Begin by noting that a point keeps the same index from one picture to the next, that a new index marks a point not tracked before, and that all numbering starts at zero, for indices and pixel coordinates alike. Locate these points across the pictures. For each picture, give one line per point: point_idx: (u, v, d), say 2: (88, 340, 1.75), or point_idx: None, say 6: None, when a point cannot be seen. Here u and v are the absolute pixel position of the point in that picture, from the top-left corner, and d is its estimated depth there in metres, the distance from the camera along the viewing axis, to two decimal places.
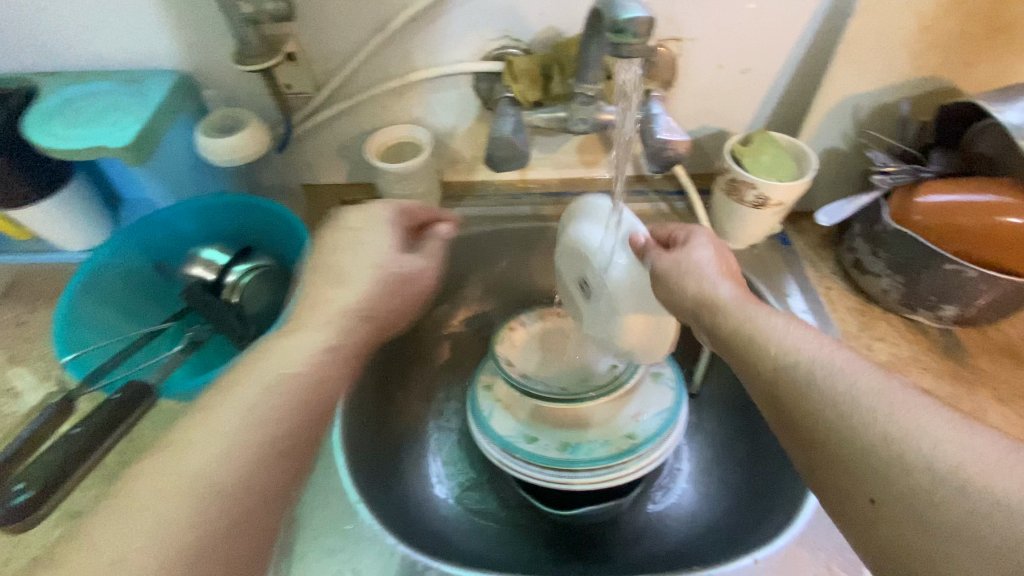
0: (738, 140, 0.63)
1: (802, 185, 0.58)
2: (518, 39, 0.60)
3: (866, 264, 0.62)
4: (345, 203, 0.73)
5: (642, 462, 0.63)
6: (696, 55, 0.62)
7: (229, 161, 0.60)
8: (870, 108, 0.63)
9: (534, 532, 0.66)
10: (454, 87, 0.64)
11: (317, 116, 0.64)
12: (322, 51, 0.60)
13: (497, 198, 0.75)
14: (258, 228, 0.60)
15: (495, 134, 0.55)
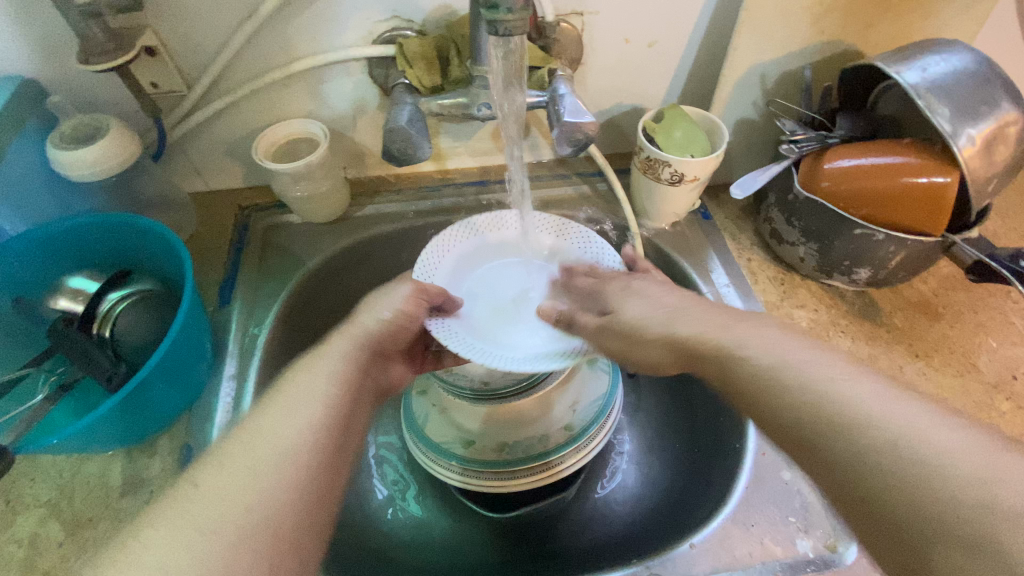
0: (651, 116, 0.61)
1: (716, 159, 0.57)
2: (409, 20, 0.55)
3: (782, 234, 0.62)
4: (242, 209, 0.66)
5: (583, 454, 0.61)
6: (600, 29, 0.59)
7: (89, 174, 0.52)
8: (777, 76, 0.62)
9: (480, 535, 0.65)
10: (347, 76, 0.59)
11: (195, 116, 0.57)
12: (187, 43, 0.53)
13: (413, 192, 0.70)
14: (131, 246, 0.53)
15: (389, 126, 0.51)
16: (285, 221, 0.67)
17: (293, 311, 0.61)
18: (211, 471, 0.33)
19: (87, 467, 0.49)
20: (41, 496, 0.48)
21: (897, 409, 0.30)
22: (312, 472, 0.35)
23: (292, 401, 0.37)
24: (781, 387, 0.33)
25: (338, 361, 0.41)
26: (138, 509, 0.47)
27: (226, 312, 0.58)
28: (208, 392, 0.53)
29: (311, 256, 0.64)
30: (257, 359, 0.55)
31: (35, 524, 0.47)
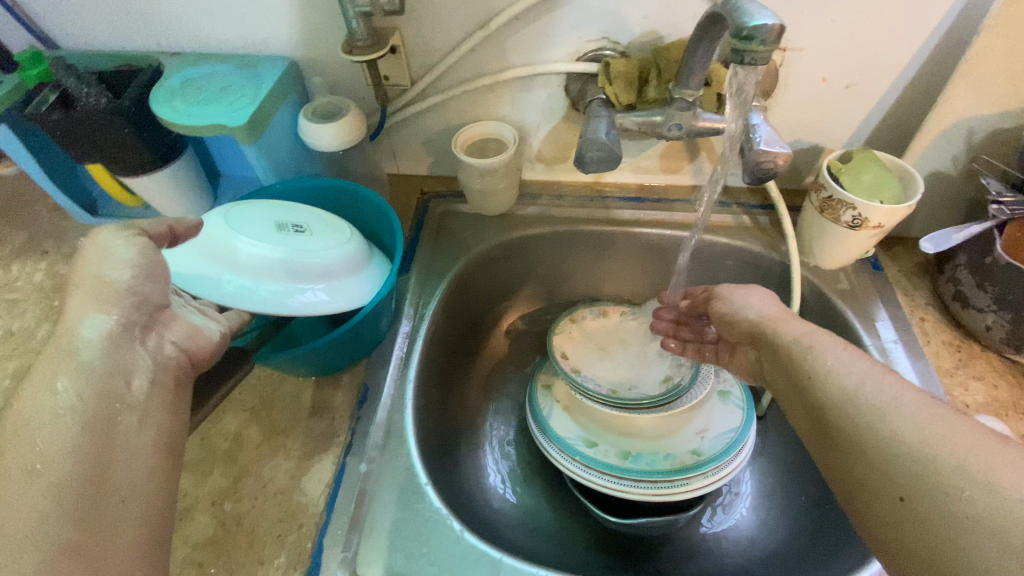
0: (837, 157, 0.60)
1: (907, 208, 0.55)
2: (615, 41, 0.59)
3: (969, 298, 0.58)
4: (424, 193, 0.75)
5: (711, 482, 0.59)
6: (799, 66, 0.60)
7: (329, 145, 0.62)
8: (986, 134, 0.59)
9: (585, 535, 0.66)
10: (545, 88, 0.65)
11: (411, 107, 0.66)
12: (422, 45, 0.62)
13: (572, 199, 0.75)
14: (349, 210, 0.63)
15: (588, 136, 0.55)
16: (459, 210, 0.74)
17: (456, 290, 0.68)
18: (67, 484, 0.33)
19: (284, 386, 0.58)
20: (246, 402, 0.57)
21: (980, 452, 0.32)
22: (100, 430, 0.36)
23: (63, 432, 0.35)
24: (866, 419, 0.37)
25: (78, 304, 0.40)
26: (321, 430, 0.55)
27: (405, 278, 0.66)
28: (386, 344, 0.60)
29: (477, 244, 0.71)
30: (427, 323, 0.62)
31: (240, 424, 0.56)
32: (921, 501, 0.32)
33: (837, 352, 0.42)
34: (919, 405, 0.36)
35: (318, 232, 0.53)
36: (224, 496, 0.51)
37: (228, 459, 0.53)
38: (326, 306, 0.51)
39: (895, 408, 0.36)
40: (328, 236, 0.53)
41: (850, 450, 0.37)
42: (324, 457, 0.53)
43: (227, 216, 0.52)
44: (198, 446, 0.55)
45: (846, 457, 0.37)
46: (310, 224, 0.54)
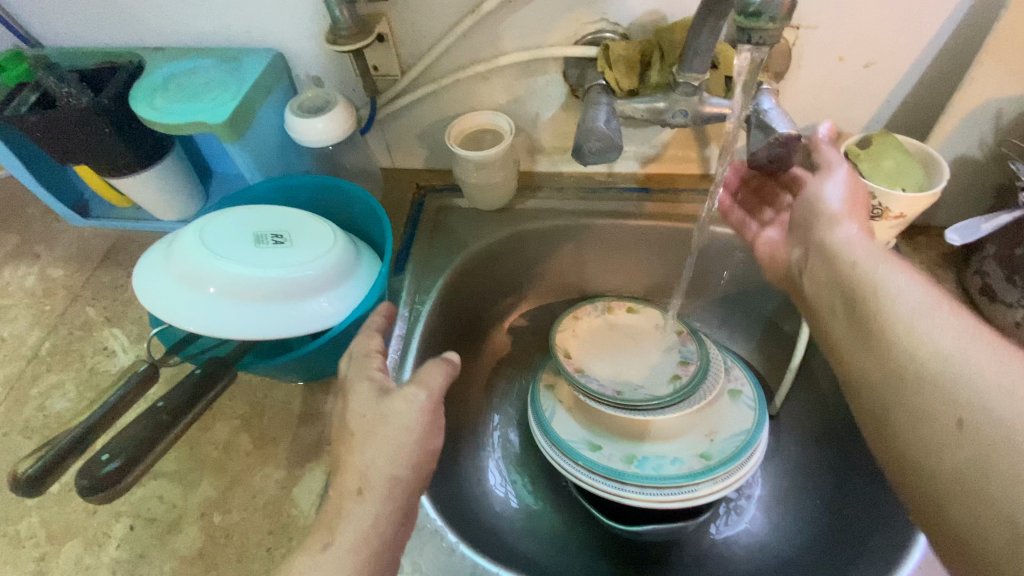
0: (855, 142, 0.56)
1: (930, 197, 0.51)
2: (616, 23, 0.56)
3: (996, 292, 0.54)
4: (420, 187, 0.72)
5: (720, 488, 0.57)
6: (813, 45, 0.55)
7: (317, 141, 0.60)
8: (1019, 114, 0.55)
9: (588, 540, 0.64)
10: (542, 75, 0.61)
11: (402, 98, 0.63)
12: (410, 34, 0.59)
13: (573, 191, 0.72)
14: (339, 208, 0.60)
15: (587, 126, 0.52)
16: (456, 204, 0.71)
17: (454, 288, 0.66)
18: None
19: (275, 392, 0.56)
20: (236, 409, 0.56)
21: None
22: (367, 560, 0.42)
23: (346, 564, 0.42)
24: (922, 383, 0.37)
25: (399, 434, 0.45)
26: (311, 439, 0.53)
27: (399, 278, 0.64)
28: None
29: (475, 240, 0.68)
30: (422, 324, 0.60)
31: (230, 432, 0.54)
32: (979, 421, 0.34)
33: (883, 267, 0.44)
34: (944, 321, 0.39)
35: (302, 242, 0.51)
36: (213, 508, 0.50)
37: (218, 469, 0.52)
38: (318, 320, 0.49)
39: (931, 334, 0.38)
40: (312, 247, 0.50)
41: (894, 352, 0.39)
42: (314, 466, 0.51)
43: (204, 231, 0.50)
44: (187, 455, 0.53)
45: (881, 332, 0.40)
46: (292, 231, 0.52)
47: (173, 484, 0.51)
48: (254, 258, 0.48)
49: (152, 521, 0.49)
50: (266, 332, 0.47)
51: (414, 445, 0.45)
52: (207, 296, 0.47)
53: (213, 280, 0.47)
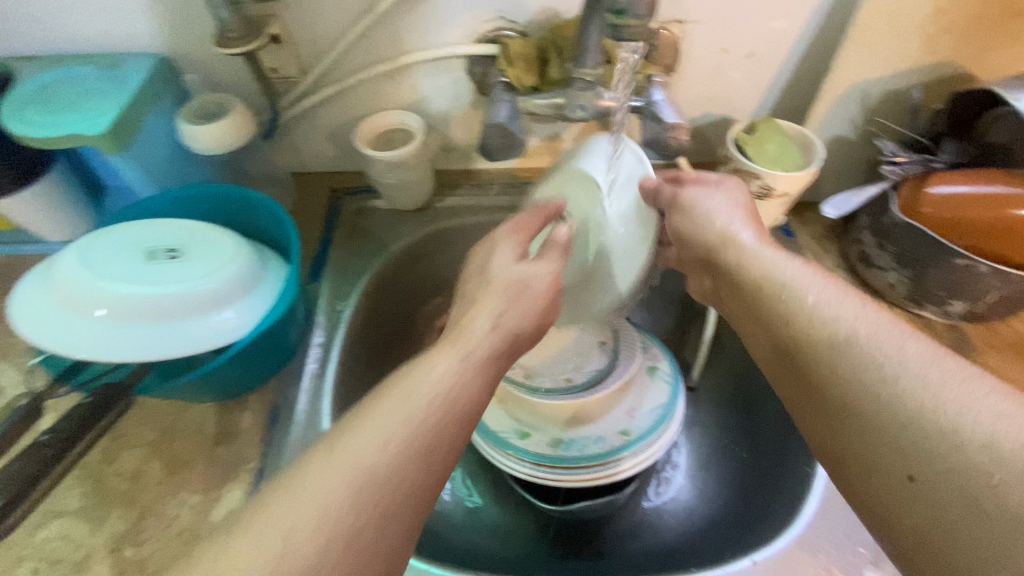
0: (743, 128, 0.60)
1: (808, 175, 0.56)
2: (513, 21, 0.57)
3: (872, 258, 0.60)
4: (335, 191, 0.70)
5: (641, 460, 0.60)
6: (699, 38, 0.59)
7: (213, 147, 0.57)
8: (880, 97, 0.60)
9: (528, 526, 0.66)
10: (447, 72, 0.61)
11: (305, 100, 0.61)
12: (307, 34, 0.57)
13: (492, 187, 0.72)
14: (242, 216, 0.58)
15: (489, 122, 0.53)
16: (373, 206, 0.70)
17: (375, 290, 0.65)
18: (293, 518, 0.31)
19: (188, 414, 0.54)
20: (146, 435, 0.53)
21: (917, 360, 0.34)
22: (372, 513, 0.33)
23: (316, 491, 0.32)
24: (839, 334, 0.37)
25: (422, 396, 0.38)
26: (229, 457, 0.51)
27: (316, 284, 0.62)
28: (296, 357, 0.57)
29: (395, 242, 0.67)
30: (342, 329, 0.59)
31: (140, 460, 0.51)
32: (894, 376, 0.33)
33: (809, 282, 0.41)
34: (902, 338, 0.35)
35: (196, 255, 0.49)
36: (123, 541, 0.47)
37: (128, 500, 0.49)
38: (219, 335, 0.47)
39: (896, 350, 0.35)
40: (209, 260, 0.49)
41: (823, 387, 0.37)
42: (233, 485, 0.49)
43: (87, 253, 0.47)
44: (93, 489, 0.50)
45: (807, 353, 0.38)
46: (188, 245, 0.50)
47: (77, 521, 0.48)
48: (148, 277, 0.47)
49: (55, 563, 0.46)
50: (159, 352, 0.45)
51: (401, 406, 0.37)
52: (95, 319, 0.45)
53: (102, 302, 0.45)
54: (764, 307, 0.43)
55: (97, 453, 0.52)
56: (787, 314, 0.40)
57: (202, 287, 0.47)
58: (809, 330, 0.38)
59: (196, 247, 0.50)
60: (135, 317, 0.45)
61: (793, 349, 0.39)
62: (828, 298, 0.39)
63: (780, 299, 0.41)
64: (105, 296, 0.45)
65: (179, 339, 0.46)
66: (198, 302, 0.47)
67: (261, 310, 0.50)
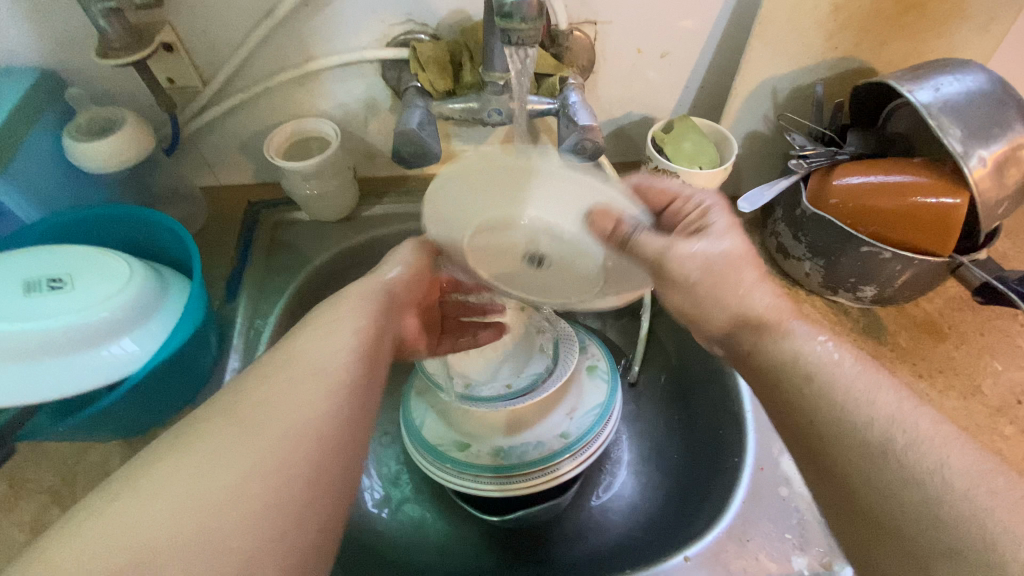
0: (660, 127, 0.61)
1: (724, 171, 0.57)
2: (423, 24, 0.55)
3: (789, 249, 0.62)
4: (251, 204, 0.67)
5: (579, 461, 0.61)
6: (612, 38, 0.59)
7: (105, 166, 0.53)
8: (788, 91, 0.62)
9: (473, 537, 0.65)
10: (361, 77, 0.59)
11: (209, 111, 0.58)
12: (203, 42, 0.54)
13: (420, 193, 0.70)
14: (143, 238, 0.54)
15: (400, 129, 0.51)
16: (294, 218, 0.67)
17: (298, 307, 0.62)
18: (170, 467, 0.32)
19: (90, 454, 0.50)
20: (44, 482, 0.49)
21: (955, 449, 0.33)
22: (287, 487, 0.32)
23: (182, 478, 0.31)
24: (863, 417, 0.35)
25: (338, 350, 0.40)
26: None
27: (232, 305, 0.59)
28: (212, 384, 0.54)
29: (318, 255, 0.64)
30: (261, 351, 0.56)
31: (38, 509, 0.48)
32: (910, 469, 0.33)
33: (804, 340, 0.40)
34: (898, 403, 0.36)
35: (86, 283, 0.45)
36: None
37: None
38: (112, 370, 0.44)
39: (890, 407, 0.35)
40: (97, 288, 0.45)
41: (825, 445, 0.36)
42: None
43: None
44: None
45: (808, 403, 0.38)
46: (74, 273, 0.46)
47: None
48: (26, 311, 0.43)
49: None
50: (49, 393, 0.43)
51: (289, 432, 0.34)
52: None
53: None
54: (758, 361, 0.41)
55: None
56: (788, 366, 0.40)
57: (88, 315, 0.43)
58: (837, 415, 0.36)
59: (83, 274, 0.46)
60: (12, 357, 0.42)
61: (791, 405, 0.38)
62: (833, 354, 0.39)
63: (773, 359, 0.40)
64: None
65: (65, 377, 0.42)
66: (84, 335, 0.43)
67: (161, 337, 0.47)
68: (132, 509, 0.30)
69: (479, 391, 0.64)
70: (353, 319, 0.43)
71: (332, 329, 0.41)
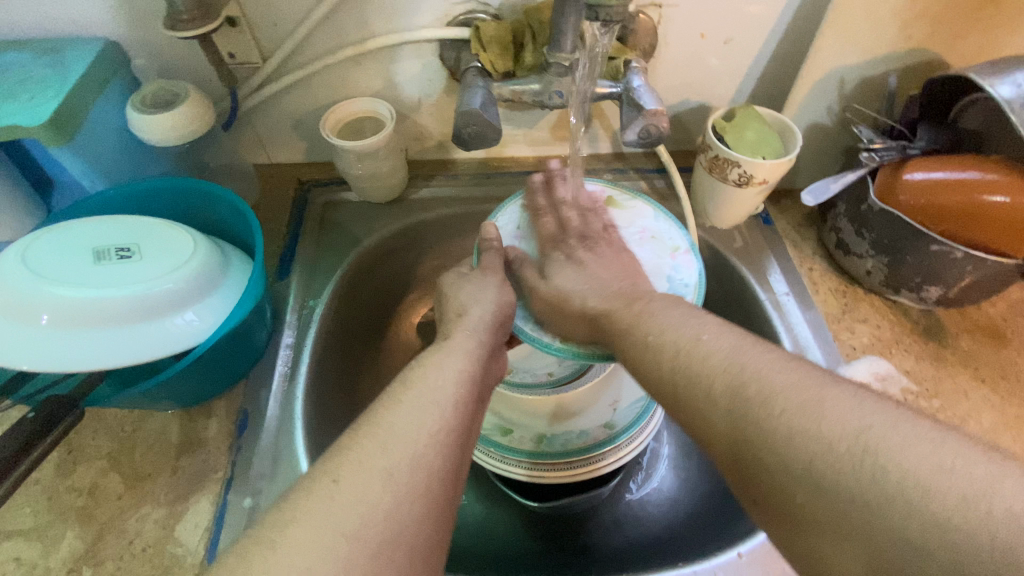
0: (721, 115, 0.60)
1: (788, 163, 0.55)
2: (486, 3, 0.54)
3: (849, 245, 0.60)
4: (302, 182, 0.67)
5: (625, 452, 0.60)
6: (676, 23, 0.57)
7: (167, 139, 0.53)
8: (856, 82, 0.60)
9: (513, 523, 0.65)
10: (418, 58, 0.58)
11: (266, 88, 0.58)
12: (266, 16, 0.54)
13: (468, 177, 0.70)
14: (203, 211, 0.55)
15: (462, 109, 0.50)
16: (343, 198, 0.67)
17: (347, 286, 0.62)
18: (349, 470, 0.33)
19: (148, 424, 0.51)
20: (102, 448, 0.50)
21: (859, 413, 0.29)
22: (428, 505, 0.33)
23: (368, 480, 0.33)
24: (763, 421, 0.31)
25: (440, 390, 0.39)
26: (195, 468, 0.48)
27: (284, 283, 0.59)
28: (266, 359, 0.54)
29: (368, 235, 0.64)
30: (313, 329, 0.57)
31: (97, 475, 0.48)
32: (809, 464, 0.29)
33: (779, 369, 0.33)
34: (859, 397, 0.30)
35: (151, 254, 0.46)
36: (83, 561, 0.44)
37: (84, 518, 0.46)
38: (177, 341, 0.44)
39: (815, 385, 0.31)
40: (166, 258, 0.46)
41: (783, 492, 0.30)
42: (201, 497, 0.47)
43: (27, 260, 0.44)
44: (47, 507, 0.47)
45: (735, 415, 0.33)
46: (140, 243, 0.46)
47: (34, 541, 0.45)
48: (98, 280, 0.43)
49: None
50: (115, 360, 0.42)
51: (440, 442, 0.36)
52: (42, 328, 0.42)
53: (48, 308, 0.42)
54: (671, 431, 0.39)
55: (48, 469, 0.49)
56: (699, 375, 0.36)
57: (157, 283, 0.44)
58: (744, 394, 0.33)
59: (150, 245, 0.46)
60: (85, 324, 0.42)
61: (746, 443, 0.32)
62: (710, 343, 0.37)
63: (724, 375, 0.34)
64: (51, 304, 0.42)
65: (137, 345, 0.43)
66: (153, 303, 0.44)
67: (225, 307, 0.47)
68: (322, 536, 0.30)
69: (520, 378, 0.65)
70: (452, 363, 0.42)
71: (431, 373, 0.41)
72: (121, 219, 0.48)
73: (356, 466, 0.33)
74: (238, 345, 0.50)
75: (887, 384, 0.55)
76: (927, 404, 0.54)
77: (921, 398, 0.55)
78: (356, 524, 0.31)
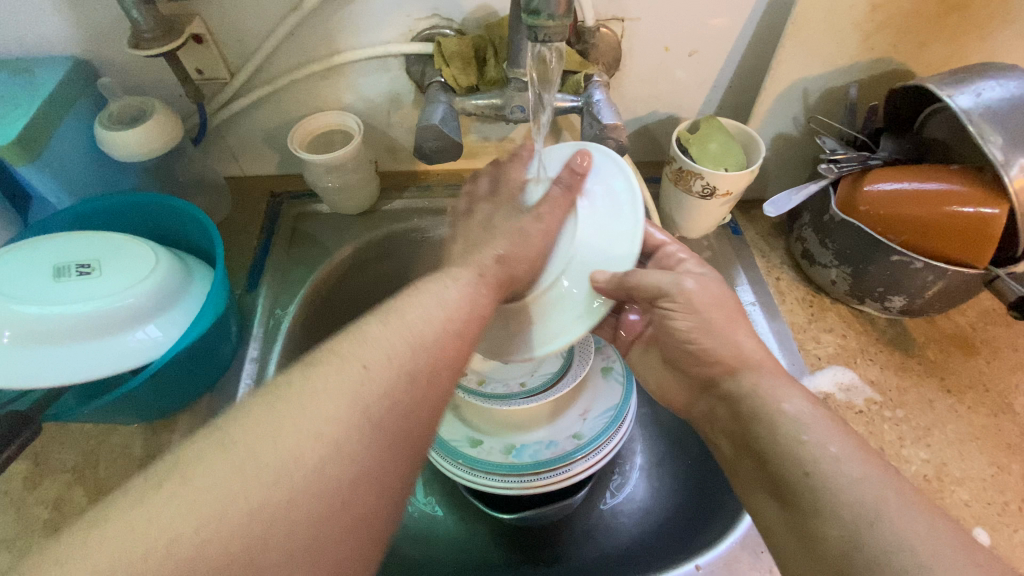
0: (686, 127, 0.60)
1: (750, 175, 0.56)
2: (449, 18, 0.55)
3: (814, 255, 0.60)
4: (275, 195, 0.68)
5: (593, 463, 0.60)
6: (639, 36, 0.58)
7: (134, 155, 0.54)
8: (821, 92, 0.61)
9: (483, 534, 0.65)
10: (385, 72, 0.59)
11: (235, 103, 0.59)
12: (232, 32, 0.55)
13: (439, 189, 0.70)
14: (170, 226, 0.56)
15: (423, 124, 0.51)
16: (315, 210, 0.68)
17: (316, 298, 0.63)
18: (288, 405, 0.30)
19: (113, 437, 0.51)
20: (67, 461, 0.50)
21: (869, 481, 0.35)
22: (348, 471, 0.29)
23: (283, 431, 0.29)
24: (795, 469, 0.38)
25: (386, 348, 0.34)
26: None
27: (253, 295, 0.60)
28: (231, 372, 0.55)
29: (338, 247, 0.65)
30: (280, 341, 0.57)
31: (61, 488, 0.49)
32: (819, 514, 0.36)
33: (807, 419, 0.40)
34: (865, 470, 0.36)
35: (113, 270, 0.46)
36: None
37: (48, 531, 0.46)
38: (137, 356, 0.45)
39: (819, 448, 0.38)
40: (127, 273, 0.46)
41: (794, 513, 0.37)
42: None
43: None
44: (12, 520, 0.47)
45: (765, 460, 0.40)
46: (102, 259, 0.47)
47: None
48: (58, 297, 0.44)
49: None
50: (74, 376, 0.43)
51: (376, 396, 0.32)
52: (1, 345, 0.42)
53: (7, 325, 0.42)
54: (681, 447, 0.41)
55: (14, 482, 0.49)
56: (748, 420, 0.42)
57: (118, 300, 0.45)
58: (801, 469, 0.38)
59: (112, 260, 0.47)
60: (45, 341, 0.43)
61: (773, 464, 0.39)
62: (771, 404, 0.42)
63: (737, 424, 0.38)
64: (12, 322, 0.42)
65: (98, 361, 0.44)
66: (114, 319, 0.44)
67: (187, 322, 0.48)
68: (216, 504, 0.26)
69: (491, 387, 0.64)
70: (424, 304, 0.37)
71: (410, 308, 0.37)
72: (83, 235, 0.49)
73: (282, 406, 0.30)
74: (201, 358, 0.50)
75: (851, 395, 0.55)
76: (891, 415, 0.54)
77: (885, 409, 0.55)
78: (263, 484, 0.27)
